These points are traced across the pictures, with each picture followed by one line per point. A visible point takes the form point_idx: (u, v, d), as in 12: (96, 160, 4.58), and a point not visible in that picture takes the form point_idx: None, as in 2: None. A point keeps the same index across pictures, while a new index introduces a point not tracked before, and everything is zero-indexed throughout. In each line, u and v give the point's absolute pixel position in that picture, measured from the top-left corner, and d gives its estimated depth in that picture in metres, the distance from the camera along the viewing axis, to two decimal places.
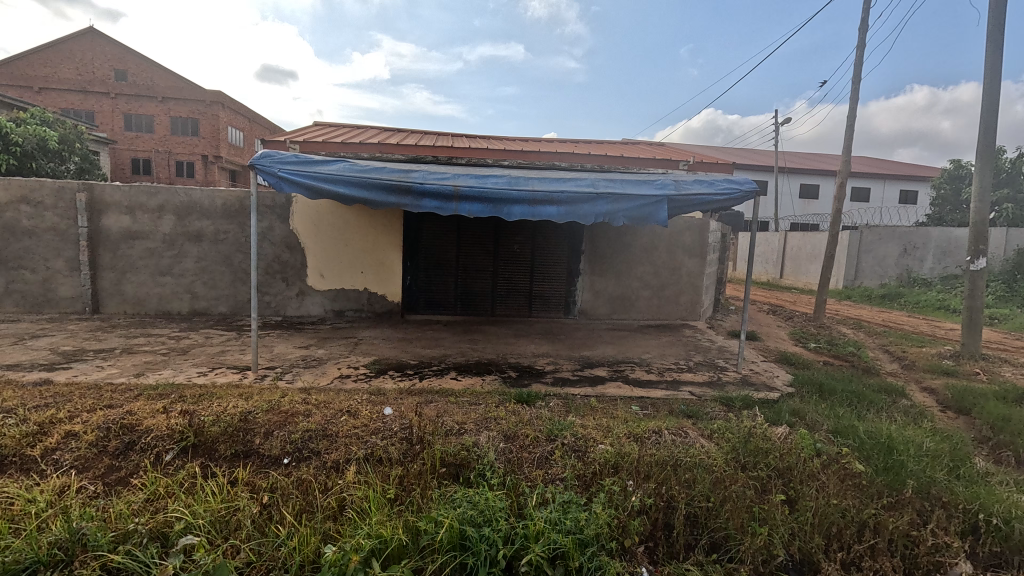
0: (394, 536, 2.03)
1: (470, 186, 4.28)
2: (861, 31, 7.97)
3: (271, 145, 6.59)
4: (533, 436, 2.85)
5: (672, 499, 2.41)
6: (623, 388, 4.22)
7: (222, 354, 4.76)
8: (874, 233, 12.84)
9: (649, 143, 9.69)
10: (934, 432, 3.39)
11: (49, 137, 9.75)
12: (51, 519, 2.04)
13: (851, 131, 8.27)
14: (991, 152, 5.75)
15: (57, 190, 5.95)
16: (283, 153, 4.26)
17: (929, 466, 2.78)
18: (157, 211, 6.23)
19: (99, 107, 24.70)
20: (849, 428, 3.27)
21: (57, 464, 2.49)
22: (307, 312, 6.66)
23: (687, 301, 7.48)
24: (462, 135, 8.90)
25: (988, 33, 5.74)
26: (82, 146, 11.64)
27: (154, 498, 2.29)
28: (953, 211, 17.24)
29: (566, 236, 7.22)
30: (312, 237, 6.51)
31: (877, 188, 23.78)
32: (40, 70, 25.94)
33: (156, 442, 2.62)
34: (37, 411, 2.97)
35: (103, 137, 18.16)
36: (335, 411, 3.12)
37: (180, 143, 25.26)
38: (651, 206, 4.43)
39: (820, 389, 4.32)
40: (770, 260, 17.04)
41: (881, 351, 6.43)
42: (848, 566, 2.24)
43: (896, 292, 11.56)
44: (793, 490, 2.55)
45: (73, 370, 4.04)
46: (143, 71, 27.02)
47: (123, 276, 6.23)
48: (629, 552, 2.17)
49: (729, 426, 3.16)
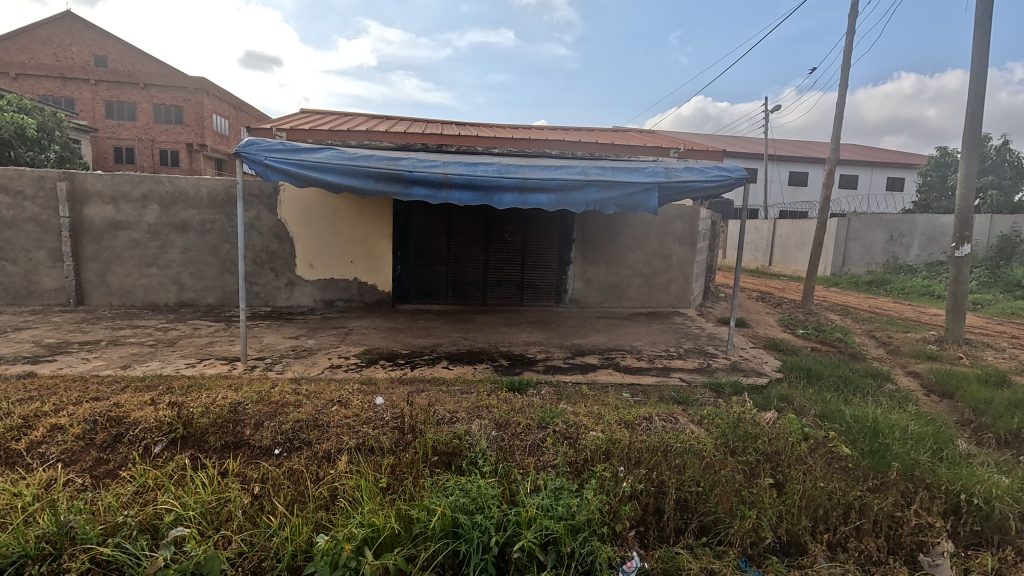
0: (387, 525, 2.04)
1: (459, 174, 4.24)
2: (850, 17, 7.96)
3: (258, 133, 6.48)
4: (525, 424, 2.86)
5: (663, 484, 2.43)
6: (614, 375, 4.25)
7: (210, 345, 4.71)
8: (862, 221, 12.98)
9: (639, 131, 9.66)
10: (918, 415, 3.46)
11: (27, 125, 9.51)
12: (38, 513, 2.02)
13: (841, 119, 8.29)
14: (977, 139, 5.80)
15: (36, 178, 5.81)
16: (270, 141, 4.18)
17: (913, 448, 2.84)
18: (141, 201, 6.11)
19: (79, 95, 24.10)
20: (836, 412, 3.33)
21: (43, 458, 2.46)
22: (297, 303, 6.60)
23: (677, 288, 7.52)
24: (451, 122, 8.82)
25: (977, 19, 5.75)
26: (62, 135, 11.33)
27: (143, 490, 2.26)
28: (939, 198, 17.43)
29: (557, 225, 7.21)
30: (301, 227, 6.44)
31: (865, 175, 23.97)
32: (16, 56, 25.19)
33: (144, 434, 2.59)
34: (20, 404, 2.92)
35: (84, 125, 17.75)
36: (326, 401, 3.11)
37: (164, 131, 24.77)
38: (641, 193, 4.42)
39: (808, 375, 4.39)
40: (759, 248, 17.16)
41: (867, 336, 6.53)
42: (834, 546, 2.28)
43: (883, 279, 11.69)
44: (781, 473, 2.59)
45: (57, 363, 3.98)
46: (124, 57, 26.36)
47: (107, 267, 6.13)
48: (620, 536, 2.20)
49: (718, 412, 3.20)
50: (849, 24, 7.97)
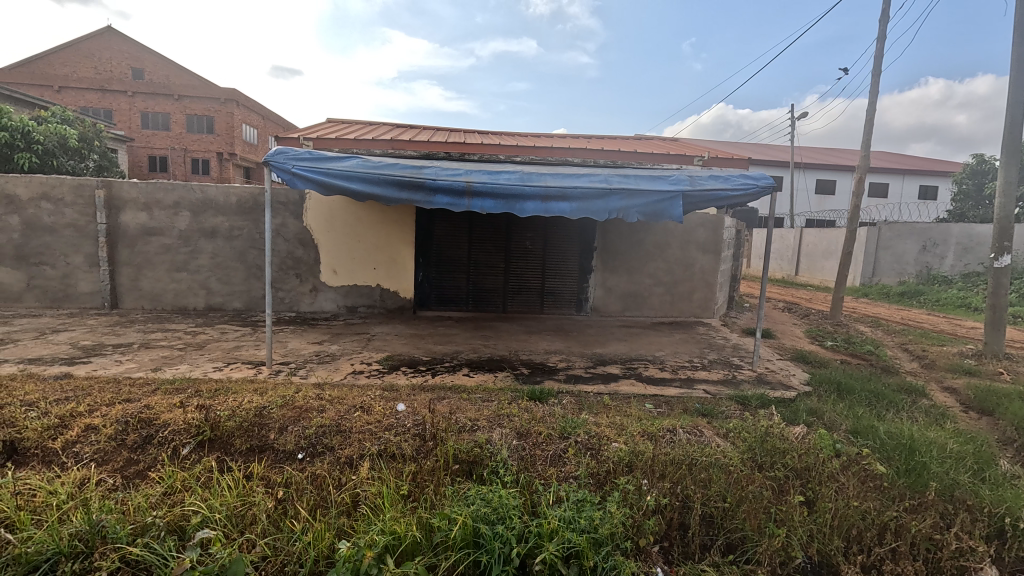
0: (408, 533, 2.04)
1: (482, 182, 4.25)
2: (882, 22, 7.78)
3: (285, 142, 6.64)
4: (547, 434, 2.83)
5: (688, 499, 2.37)
6: (636, 386, 4.18)
7: (237, 349, 4.81)
8: (893, 230, 12.69)
9: (661, 139, 9.60)
10: (958, 433, 3.32)
11: (69, 135, 9.88)
12: (72, 512, 2.08)
13: (872, 126, 8.08)
14: (1018, 146, 5.58)
15: (76, 186, 6.05)
16: (298, 150, 4.27)
17: (952, 468, 2.73)
18: (173, 208, 6.30)
19: (117, 106, 25.11)
20: (868, 428, 3.20)
21: (78, 457, 2.54)
22: (320, 308, 6.70)
23: (701, 298, 7.39)
24: (472, 130, 8.91)
25: (1015, 23, 5.57)
26: (101, 144, 11.71)
27: (171, 492, 2.31)
28: (975, 207, 16.85)
29: (578, 233, 7.19)
30: (325, 233, 6.55)
31: (896, 183, 23.38)
32: (60, 70, 26.49)
33: (173, 436, 2.65)
34: (57, 404, 3.03)
35: (121, 135, 18.43)
36: (349, 407, 3.13)
37: (196, 140, 25.58)
38: (665, 201, 4.36)
39: (838, 389, 4.24)
40: (785, 256, 16.83)
41: (900, 350, 6.30)
42: (869, 569, 2.18)
43: (916, 290, 11.32)
44: (812, 490, 2.51)
45: (91, 364, 4.11)
46: (159, 69, 27.40)
47: (140, 272, 6.32)
48: (644, 552, 2.14)
49: (744, 425, 3.12)
50: (881, 28, 7.80)
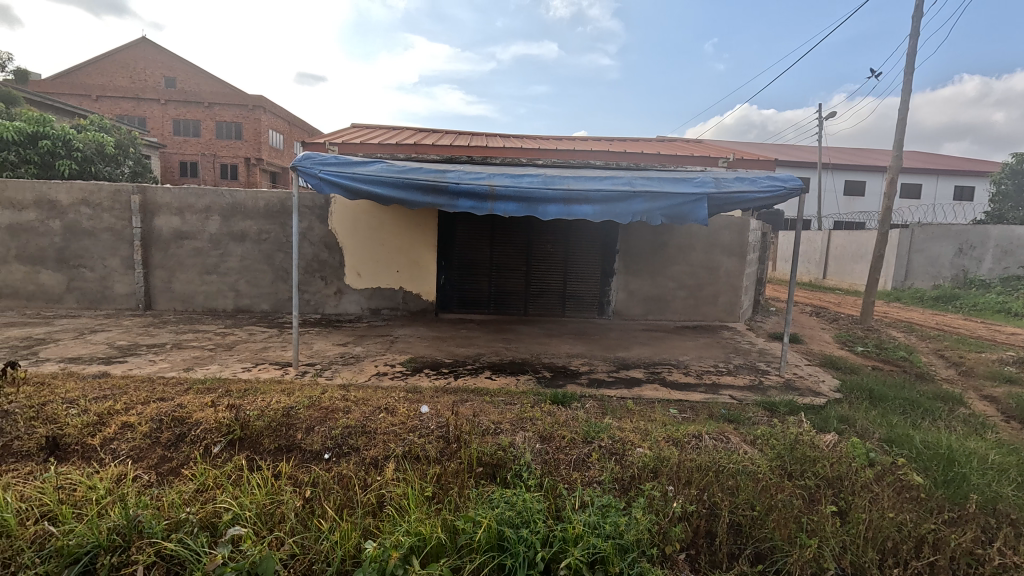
0: (433, 535, 2.05)
1: (505, 185, 4.26)
2: (915, 19, 7.56)
3: (312, 147, 6.77)
4: (570, 438, 2.82)
5: (715, 507, 2.33)
6: (660, 390, 4.12)
7: (265, 350, 4.91)
8: (927, 232, 12.19)
9: (685, 141, 9.48)
10: (999, 444, 3.18)
11: (106, 143, 10.26)
12: (110, 506, 2.15)
13: (904, 125, 7.85)
14: None
15: (114, 192, 6.28)
16: (324, 155, 4.34)
17: (995, 481, 2.62)
18: (204, 212, 6.48)
19: (150, 113, 25.95)
20: (903, 437, 3.10)
21: (114, 453, 2.62)
22: (344, 311, 6.81)
23: (725, 301, 7.27)
24: (494, 134, 8.95)
25: None
26: (136, 151, 12.14)
27: (203, 489, 2.37)
28: (1015, 208, 16.20)
29: (600, 236, 7.15)
30: (350, 237, 6.65)
31: (929, 184, 22.65)
32: (98, 80, 27.51)
33: (205, 434, 2.73)
34: (96, 402, 3.14)
35: (155, 142, 19.06)
36: (373, 409, 3.17)
37: (224, 146, 26.26)
38: (690, 203, 4.31)
39: (870, 396, 4.12)
40: (813, 260, 16.43)
41: (935, 356, 6.09)
42: None
43: (951, 294, 10.92)
44: (844, 500, 2.45)
45: (127, 364, 4.25)
46: (190, 78, 28.24)
47: (172, 274, 6.52)
48: (670, 559, 2.11)
49: (773, 432, 3.05)
50: (914, 25, 7.57)
